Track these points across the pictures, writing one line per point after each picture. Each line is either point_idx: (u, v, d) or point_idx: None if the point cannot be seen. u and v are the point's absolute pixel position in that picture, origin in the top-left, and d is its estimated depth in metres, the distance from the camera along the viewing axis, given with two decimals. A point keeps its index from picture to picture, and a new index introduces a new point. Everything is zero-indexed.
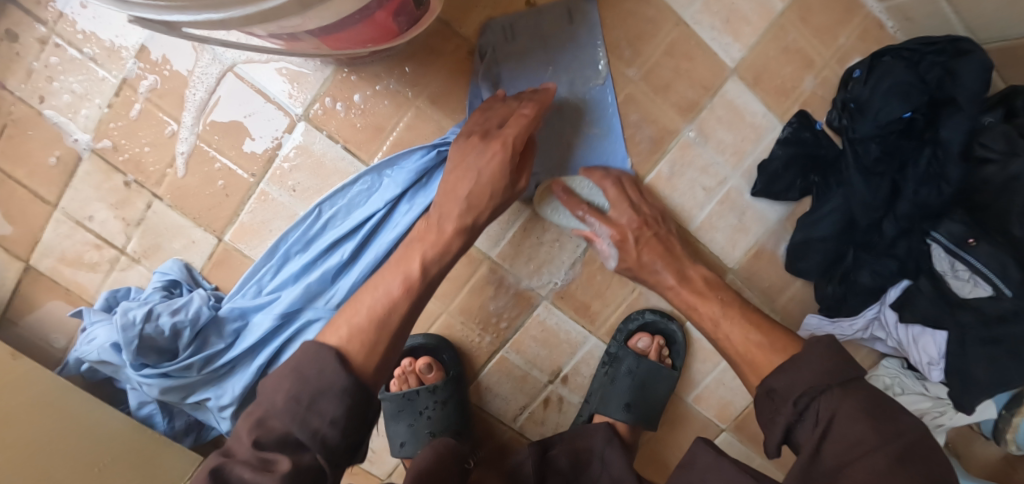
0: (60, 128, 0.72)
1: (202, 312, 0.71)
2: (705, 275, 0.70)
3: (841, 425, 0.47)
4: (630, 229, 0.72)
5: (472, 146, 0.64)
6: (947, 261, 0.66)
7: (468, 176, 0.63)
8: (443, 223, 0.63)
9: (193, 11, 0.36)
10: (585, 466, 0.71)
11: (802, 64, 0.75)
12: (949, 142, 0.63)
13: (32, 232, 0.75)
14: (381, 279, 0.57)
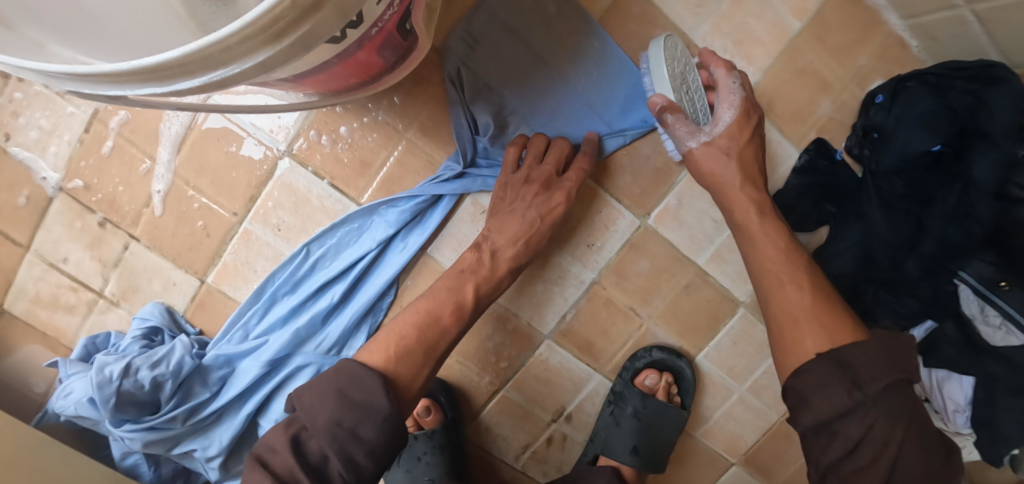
0: (28, 166, 0.67)
1: (185, 362, 0.67)
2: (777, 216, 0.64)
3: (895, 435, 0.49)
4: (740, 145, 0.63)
5: (524, 190, 0.65)
6: (975, 305, 0.61)
7: (500, 239, 0.64)
8: (489, 262, 0.64)
9: (136, 84, 0.30)
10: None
11: (819, 88, 0.70)
12: (981, 181, 0.57)
13: (5, 274, 0.71)
14: (434, 289, 0.62)
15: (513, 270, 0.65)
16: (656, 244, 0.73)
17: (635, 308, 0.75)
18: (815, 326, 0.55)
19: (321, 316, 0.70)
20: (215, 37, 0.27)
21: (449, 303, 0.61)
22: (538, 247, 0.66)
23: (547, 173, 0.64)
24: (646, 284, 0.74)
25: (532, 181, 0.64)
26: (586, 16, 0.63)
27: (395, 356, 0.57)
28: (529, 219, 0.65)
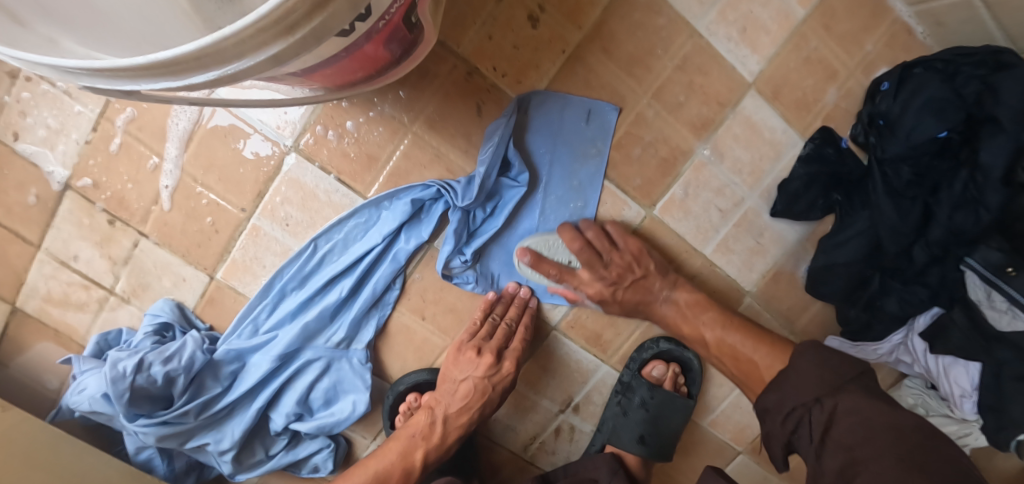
0: (37, 165, 0.68)
1: (197, 357, 0.67)
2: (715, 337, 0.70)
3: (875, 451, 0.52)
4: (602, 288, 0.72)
5: (470, 361, 0.71)
6: (982, 290, 0.62)
7: (451, 406, 0.71)
8: (439, 429, 0.71)
9: (147, 79, 0.30)
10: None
11: (825, 75, 0.70)
12: (991, 167, 0.57)
13: (17, 273, 0.72)
14: (384, 452, 0.69)
15: (460, 436, 0.72)
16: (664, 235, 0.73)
17: None
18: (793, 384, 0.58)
19: (329, 317, 0.71)
20: (230, 30, 0.27)
21: (399, 470, 0.68)
22: (486, 412, 0.73)
23: (495, 352, 0.71)
24: None
25: (484, 353, 0.70)
26: (548, 113, 0.68)
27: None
28: (474, 387, 0.71)
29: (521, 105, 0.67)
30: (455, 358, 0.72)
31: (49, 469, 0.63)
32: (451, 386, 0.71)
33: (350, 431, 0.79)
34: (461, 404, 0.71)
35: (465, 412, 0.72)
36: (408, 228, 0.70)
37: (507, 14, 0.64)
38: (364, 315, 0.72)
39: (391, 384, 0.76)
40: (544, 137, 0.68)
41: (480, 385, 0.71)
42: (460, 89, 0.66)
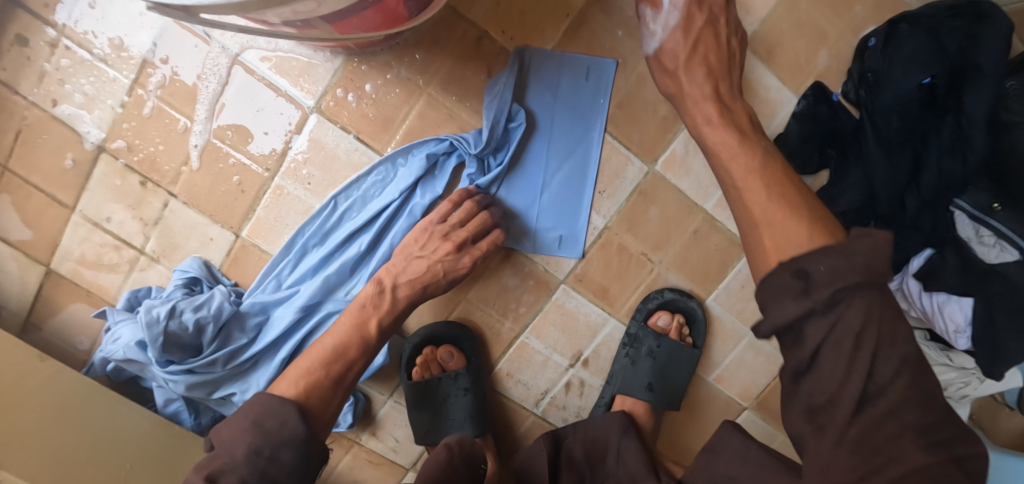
0: (74, 130, 0.72)
1: (225, 308, 0.71)
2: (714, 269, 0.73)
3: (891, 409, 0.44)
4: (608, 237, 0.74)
5: (422, 236, 0.70)
6: (971, 227, 0.64)
7: (403, 275, 0.69)
8: (388, 297, 0.67)
9: None
10: (600, 460, 0.74)
11: (815, 37, 0.74)
12: (973, 111, 0.62)
13: (51, 235, 0.76)
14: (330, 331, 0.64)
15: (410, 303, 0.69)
16: (666, 191, 0.77)
17: (647, 254, 0.79)
18: (774, 228, 0.50)
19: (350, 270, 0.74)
20: None
21: (355, 338, 0.64)
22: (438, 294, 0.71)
23: (461, 238, 0.69)
24: (657, 230, 0.78)
25: (448, 239, 0.69)
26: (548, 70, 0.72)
27: (306, 389, 0.57)
28: (427, 267, 0.69)
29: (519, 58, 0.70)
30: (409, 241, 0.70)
31: (83, 419, 0.66)
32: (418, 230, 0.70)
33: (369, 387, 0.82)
34: (412, 279, 0.69)
35: (420, 275, 0.69)
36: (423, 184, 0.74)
37: None
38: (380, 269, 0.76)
39: (407, 337, 0.79)
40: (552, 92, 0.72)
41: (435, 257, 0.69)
42: (471, 53, 0.71)
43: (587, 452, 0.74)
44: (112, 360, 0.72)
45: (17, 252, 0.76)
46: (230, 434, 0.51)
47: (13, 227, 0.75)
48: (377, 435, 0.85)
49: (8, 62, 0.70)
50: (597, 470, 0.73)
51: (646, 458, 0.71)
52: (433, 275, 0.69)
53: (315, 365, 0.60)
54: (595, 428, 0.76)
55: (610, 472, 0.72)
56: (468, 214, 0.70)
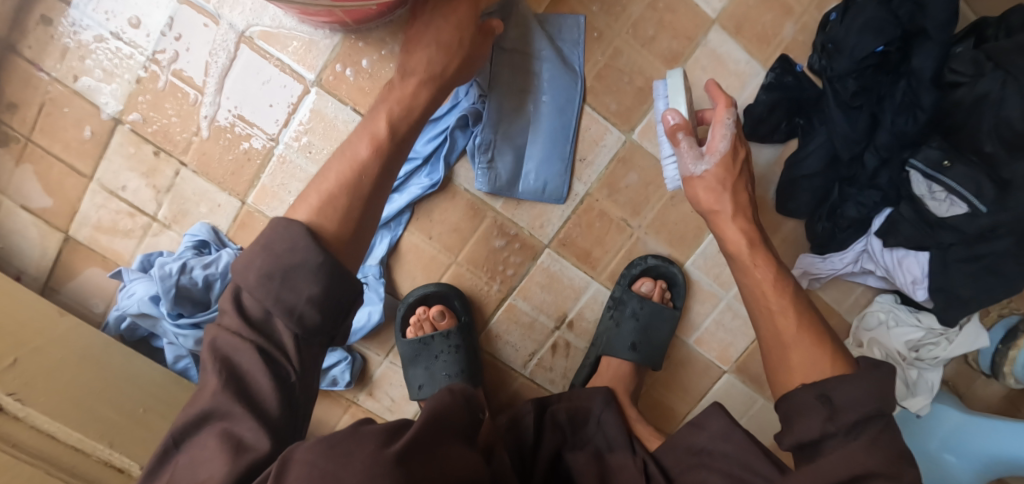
0: (93, 103, 0.78)
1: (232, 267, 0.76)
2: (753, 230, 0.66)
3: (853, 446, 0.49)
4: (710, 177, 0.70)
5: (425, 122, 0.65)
6: (924, 185, 0.69)
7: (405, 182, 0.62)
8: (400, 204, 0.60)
9: None
10: (582, 424, 0.78)
11: (780, 11, 0.79)
12: (922, 70, 0.68)
13: (70, 202, 0.81)
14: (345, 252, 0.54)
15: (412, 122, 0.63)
16: (643, 158, 0.82)
17: (626, 219, 0.84)
18: (802, 350, 0.56)
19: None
20: None
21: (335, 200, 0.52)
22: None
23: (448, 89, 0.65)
24: (635, 196, 0.83)
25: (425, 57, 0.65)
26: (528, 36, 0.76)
27: (319, 207, 0.52)
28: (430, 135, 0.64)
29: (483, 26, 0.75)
30: (445, 29, 0.64)
31: (102, 368, 0.73)
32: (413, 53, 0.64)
33: (366, 351, 0.87)
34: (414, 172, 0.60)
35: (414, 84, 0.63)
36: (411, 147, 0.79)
37: None
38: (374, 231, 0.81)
39: (402, 298, 0.84)
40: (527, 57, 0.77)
41: (431, 62, 0.63)
42: None
43: (570, 416, 0.78)
44: (127, 317, 0.77)
45: (38, 219, 0.81)
46: (245, 254, 0.48)
47: (36, 195, 0.81)
48: (374, 395, 0.89)
49: (34, 40, 0.76)
50: (578, 433, 0.77)
51: (625, 430, 0.76)
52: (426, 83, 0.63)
53: (367, 157, 0.57)
54: (579, 396, 0.80)
55: (590, 438, 0.76)
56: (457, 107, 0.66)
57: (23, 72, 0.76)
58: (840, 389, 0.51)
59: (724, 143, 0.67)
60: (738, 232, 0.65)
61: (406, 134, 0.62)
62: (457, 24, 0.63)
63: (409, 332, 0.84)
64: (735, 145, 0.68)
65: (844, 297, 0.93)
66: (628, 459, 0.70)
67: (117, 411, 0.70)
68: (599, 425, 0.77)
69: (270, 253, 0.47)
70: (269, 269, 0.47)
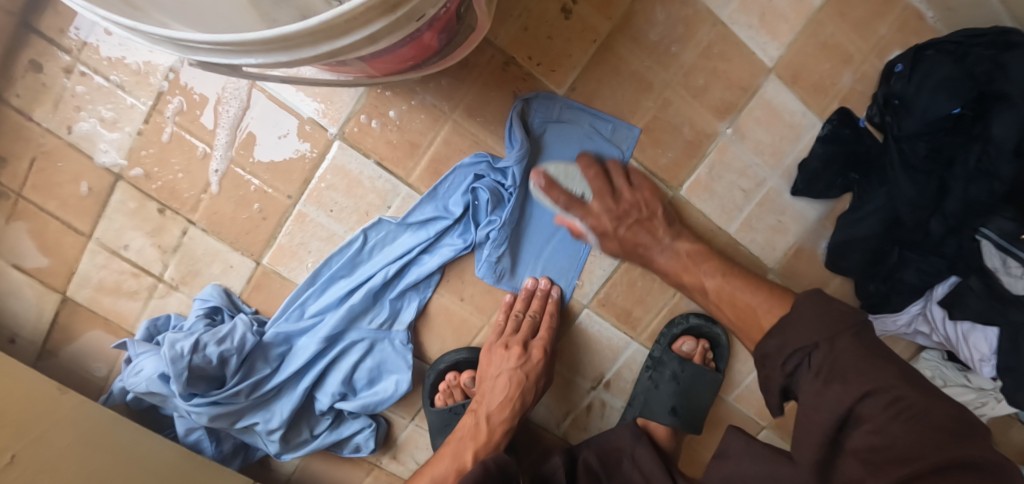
0: (90, 157, 0.70)
1: (248, 339, 0.70)
2: (689, 248, 0.72)
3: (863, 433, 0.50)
4: (607, 220, 0.72)
5: (501, 357, 0.73)
6: (998, 258, 0.65)
7: (492, 402, 0.72)
8: (485, 427, 0.72)
9: (261, 53, 0.34)
10: (616, 466, 0.74)
11: (840, 59, 0.73)
12: (1003, 140, 0.61)
13: (68, 263, 0.75)
14: (439, 458, 0.70)
15: (506, 431, 0.72)
16: (689, 213, 0.77)
17: None
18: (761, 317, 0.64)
19: (371, 298, 0.74)
20: (344, 10, 0.32)
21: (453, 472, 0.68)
22: (528, 400, 0.73)
23: (521, 341, 0.73)
24: None
25: (511, 346, 0.73)
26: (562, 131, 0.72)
27: None
28: (511, 380, 0.72)
29: (523, 107, 0.70)
30: (489, 383, 0.73)
31: (108, 450, 0.67)
32: (490, 392, 0.73)
33: (391, 410, 0.82)
34: (502, 412, 0.72)
35: (507, 418, 0.72)
36: (443, 202, 0.72)
37: (541, 6, 0.68)
38: (396, 297, 0.75)
39: (431, 363, 0.78)
40: (572, 121, 0.72)
41: (510, 394, 0.72)
42: (497, 78, 0.70)
43: (602, 459, 0.74)
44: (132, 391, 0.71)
45: (33, 280, 0.75)
46: None
47: (30, 255, 0.74)
48: (398, 458, 0.85)
49: (22, 89, 0.68)
50: (614, 475, 0.73)
51: (662, 465, 0.72)
52: (516, 403, 0.73)
53: (443, 474, 0.68)
54: (610, 437, 0.77)
55: (627, 478, 0.72)
56: (521, 318, 0.75)
57: (12, 123, 0.69)
58: (772, 343, 0.61)
59: (610, 219, 0.72)
60: (673, 259, 0.72)
61: (488, 393, 0.73)
62: (505, 383, 0.72)
63: (438, 400, 0.79)
64: (621, 213, 0.72)
65: (888, 351, 0.89)
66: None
67: None
68: (634, 460, 0.75)
69: None
70: None
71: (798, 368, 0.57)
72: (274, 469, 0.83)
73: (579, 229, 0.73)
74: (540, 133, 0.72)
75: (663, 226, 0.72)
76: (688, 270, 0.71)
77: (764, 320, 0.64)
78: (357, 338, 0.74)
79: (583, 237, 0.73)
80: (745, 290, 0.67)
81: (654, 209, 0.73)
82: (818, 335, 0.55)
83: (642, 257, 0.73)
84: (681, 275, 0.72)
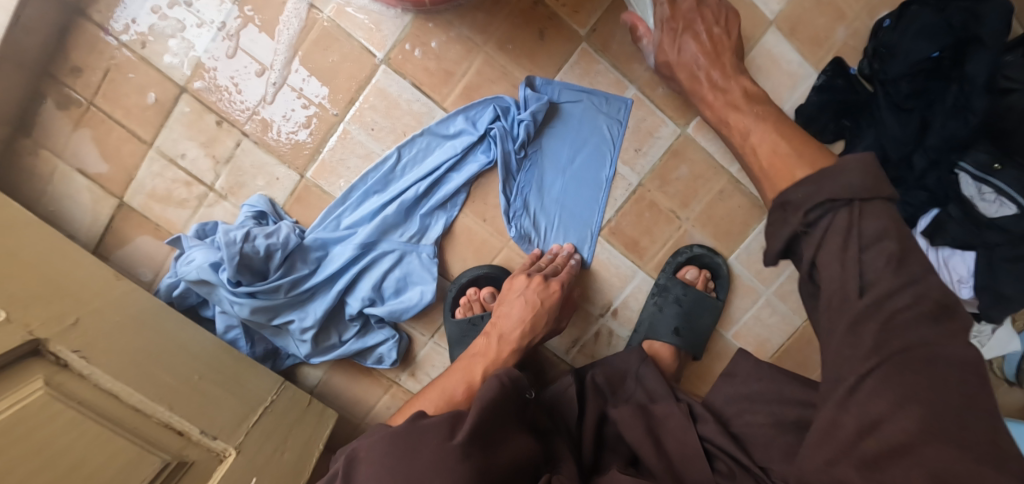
0: (160, 70, 0.78)
1: (292, 239, 0.77)
2: (754, 91, 0.69)
3: (862, 226, 0.47)
4: (698, 61, 0.72)
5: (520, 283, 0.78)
6: (974, 187, 0.73)
7: (507, 322, 0.75)
8: (495, 346, 0.74)
9: None
10: (620, 384, 0.82)
11: (833, 16, 0.82)
12: (975, 76, 0.70)
13: (126, 169, 0.81)
14: (453, 369, 0.74)
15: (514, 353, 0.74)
16: (695, 150, 0.84)
17: (675, 211, 0.86)
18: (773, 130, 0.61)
19: (402, 212, 0.80)
20: None
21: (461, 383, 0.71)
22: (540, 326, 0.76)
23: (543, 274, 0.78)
24: (685, 188, 0.85)
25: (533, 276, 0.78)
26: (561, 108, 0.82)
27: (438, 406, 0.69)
28: (527, 302, 0.76)
29: (531, 84, 0.79)
30: (505, 306, 0.77)
31: (154, 331, 0.73)
32: (503, 315, 0.76)
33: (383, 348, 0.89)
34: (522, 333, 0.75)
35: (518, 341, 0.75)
36: (472, 120, 0.80)
37: None
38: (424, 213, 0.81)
39: (453, 278, 0.85)
40: (592, 59, 0.80)
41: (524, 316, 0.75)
42: (527, 17, 0.78)
43: (608, 379, 0.82)
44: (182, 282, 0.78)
45: (92, 185, 0.81)
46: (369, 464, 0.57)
47: (92, 161, 0.81)
48: (415, 376, 0.91)
49: (104, 5, 0.76)
50: (618, 393, 0.81)
51: (664, 381, 0.78)
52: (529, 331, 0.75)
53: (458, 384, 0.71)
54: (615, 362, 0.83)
55: (630, 395, 0.79)
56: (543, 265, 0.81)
57: (91, 36, 0.77)
58: (799, 191, 0.52)
59: (711, 61, 0.72)
60: (726, 94, 0.70)
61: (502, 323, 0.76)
62: (521, 308, 0.76)
63: (458, 312, 0.86)
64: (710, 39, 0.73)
65: None
66: (671, 407, 0.72)
67: (175, 377, 0.69)
68: (638, 380, 0.80)
69: (391, 442, 0.58)
70: (383, 446, 0.58)
71: (820, 219, 0.50)
72: (299, 381, 0.90)
73: (642, 26, 0.76)
74: (562, 107, 0.81)
75: (729, 51, 0.73)
76: (739, 108, 0.67)
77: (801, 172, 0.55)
78: (385, 251, 0.81)
79: (643, 36, 0.76)
80: (789, 139, 0.59)
81: (731, 30, 0.74)
82: (856, 189, 0.48)
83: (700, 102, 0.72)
84: (730, 115, 0.68)
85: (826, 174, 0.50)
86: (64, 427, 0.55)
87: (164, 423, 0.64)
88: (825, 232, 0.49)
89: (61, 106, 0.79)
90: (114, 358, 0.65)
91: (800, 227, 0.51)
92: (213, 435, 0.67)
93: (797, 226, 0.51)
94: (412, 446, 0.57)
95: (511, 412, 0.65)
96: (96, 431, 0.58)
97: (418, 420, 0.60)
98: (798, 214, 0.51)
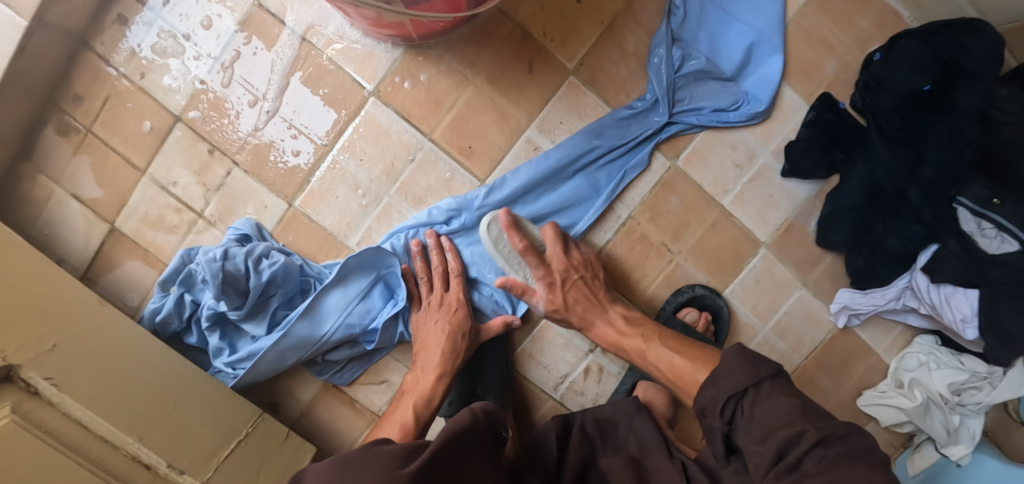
0: (157, 100, 0.80)
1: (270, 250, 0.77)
2: (625, 315, 0.78)
3: (765, 412, 0.54)
4: (558, 270, 0.78)
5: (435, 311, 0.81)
6: (973, 221, 0.70)
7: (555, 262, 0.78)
8: (421, 381, 0.79)
9: None
10: (610, 432, 0.76)
11: (825, 49, 0.81)
12: (968, 108, 0.69)
13: (121, 194, 0.82)
14: (403, 406, 0.77)
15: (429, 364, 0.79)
16: (686, 183, 0.83)
17: (667, 244, 0.85)
18: (659, 352, 0.71)
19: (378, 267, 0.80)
20: None
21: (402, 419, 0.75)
22: (461, 345, 0.80)
23: (451, 296, 0.81)
24: (677, 220, 0.84)
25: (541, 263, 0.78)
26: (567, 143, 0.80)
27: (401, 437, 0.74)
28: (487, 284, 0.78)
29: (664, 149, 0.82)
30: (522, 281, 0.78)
31: (146, 358, 0.72)
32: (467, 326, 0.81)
33: (361, 379, 0.87)
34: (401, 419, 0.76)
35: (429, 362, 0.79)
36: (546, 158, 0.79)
37: None
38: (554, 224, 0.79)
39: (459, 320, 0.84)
40: (581, 91, 0.80)
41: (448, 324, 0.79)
42: (516, 49, 0.79)
43: (599, 425, 0.76)
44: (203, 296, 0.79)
45: (87, 210, 0.82)
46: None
47: (87, 186, 0.82)
48: None
49: (107, 37, 0.79)
50: (609, 440, 0.75)
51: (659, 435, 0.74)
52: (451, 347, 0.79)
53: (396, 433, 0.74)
54: (608, 407, 0.78)
55: (622, 443, 0.75)
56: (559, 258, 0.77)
57: (92, 66, 0.80)
58: (708, 396, 0.59)
59: (560, 269, 0.78)
60: (610, 325, 0.77)
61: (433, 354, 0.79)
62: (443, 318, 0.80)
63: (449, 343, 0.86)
64: (569, 267, 0.78)
65: (881, 336, 0.91)
66: (665, 463, 0.70)
67: (149, 403, 0.68)
68: (630, 429, 0.76)
69: (342, 463, 0.54)
70: (332, 466, 0.54)
71: (736, 417, 0.56)
72: (283, 411, 0.87)
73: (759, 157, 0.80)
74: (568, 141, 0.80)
75: (603, 287, 0.80)
76: (625, 336, 0.75)
77: (699, 377, 0.65)
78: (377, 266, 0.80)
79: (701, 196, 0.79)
80: (682, 355, 0.68)
81: (597, 272, 0.80)
82: (746, 381, 0.56)
83: (586, 326, 0.78)
84: (619, 340, 0.76)
85: (719, 377, 0.58)
86: (30, 457, 0.54)
87: (132, 457, 0.64)
88: (745, 408, 0.56)
89: (61, 133, 0.81)
90: (88, 386, 0.63)
91: (726, 427, 0.57)
92: (180, 469, 0.67)
93: (722, 428, 0.57)
94: (357, 468, 0.53)
95: (479, 450, 0.60)
96: (62, 461, 0.57)
97: (377, 446, 0.56)
98: (718, 415, 0.58)
